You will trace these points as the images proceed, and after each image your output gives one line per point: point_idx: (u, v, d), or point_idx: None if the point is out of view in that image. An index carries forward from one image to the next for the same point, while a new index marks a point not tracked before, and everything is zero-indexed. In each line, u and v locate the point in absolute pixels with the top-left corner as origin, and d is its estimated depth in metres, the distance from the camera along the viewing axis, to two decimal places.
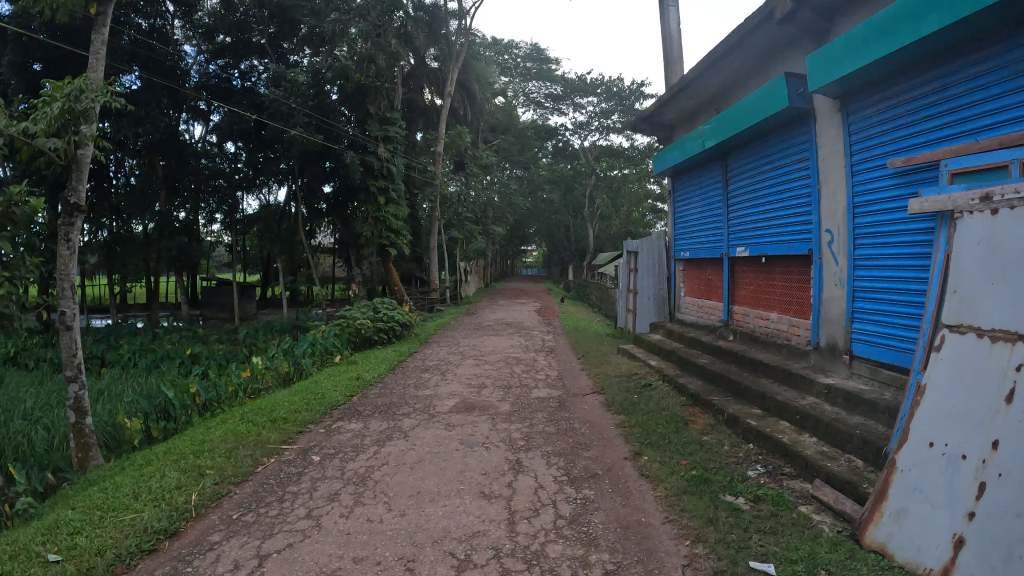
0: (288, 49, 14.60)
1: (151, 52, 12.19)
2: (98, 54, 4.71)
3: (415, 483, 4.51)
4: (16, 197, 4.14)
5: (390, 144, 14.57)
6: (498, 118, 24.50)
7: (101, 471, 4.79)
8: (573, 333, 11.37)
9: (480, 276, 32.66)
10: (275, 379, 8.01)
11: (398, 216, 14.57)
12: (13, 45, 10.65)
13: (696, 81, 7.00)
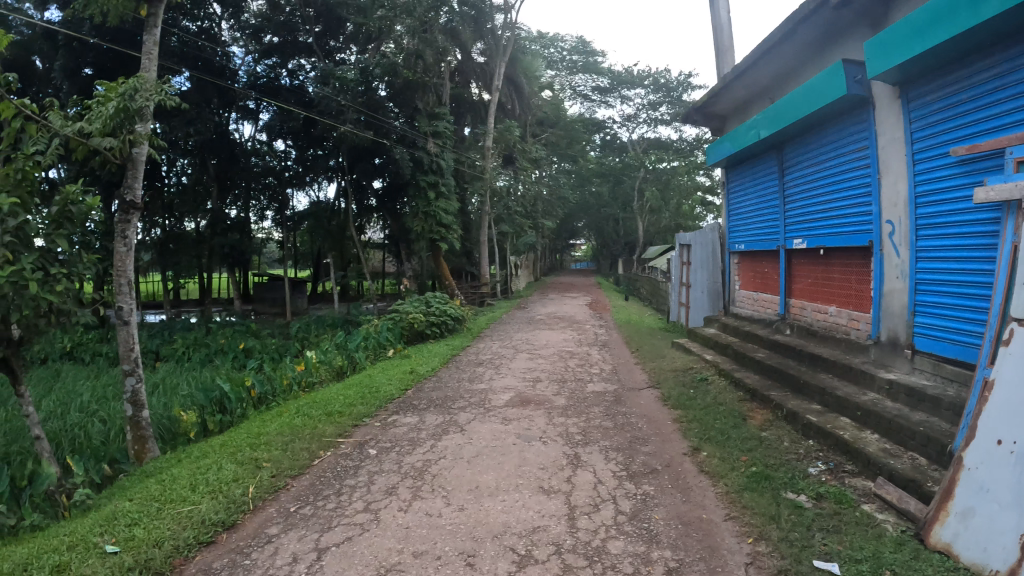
0: (335, 48, 14.74)
1: (201, 53, 12.43)
2: (150, 55, 4.78)
3: (473, 477, 4.49)
4: (73, 196, 4.29)
5: (439, 139, 14.60)
6: (548, 112, 24.40)
7: (159, 463, 4.92)
8: (625, 327, 11.24)
9: (529, 271, 32.56)
10: (329, 373, 8.12)
11: (448, 210, 14.55)
12: (64, 49, 10.92)
13: (748, 70, 6.82)
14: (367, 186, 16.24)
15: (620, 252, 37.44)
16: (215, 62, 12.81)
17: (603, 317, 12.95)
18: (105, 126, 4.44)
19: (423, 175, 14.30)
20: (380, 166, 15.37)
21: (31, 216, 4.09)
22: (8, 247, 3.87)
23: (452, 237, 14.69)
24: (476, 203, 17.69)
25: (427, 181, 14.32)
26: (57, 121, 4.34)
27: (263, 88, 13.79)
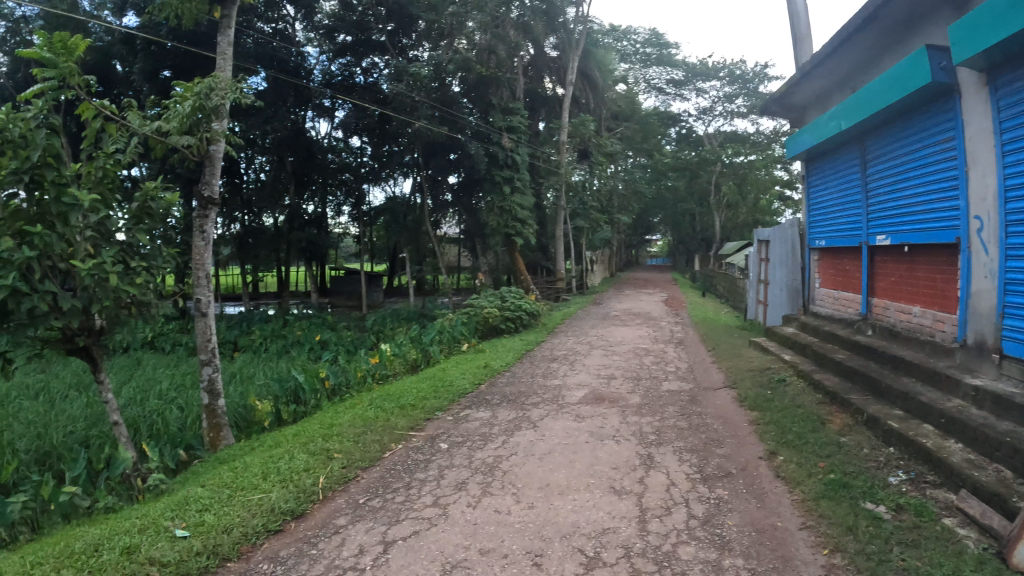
0: (408, 45, 14.15)
1: (275, 52, 12.83)
2: (225, 54, 4.95)
3: (544, 475, 4.46)
4: (152, 193, 4.52)
5: (515, 134, 14.62)
6: (623, 106, 24.06)
7: (232, 451, 5.12)
8: (702, 325, 10.95)
9: (605, 267, 32.21)
10: (403, 366, 8.25)
11: (524, 205, 14.53)
12: (143, 52, 11.43)
13: (827, 59, 6.51)
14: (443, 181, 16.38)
15: (697, 248, 36.65)
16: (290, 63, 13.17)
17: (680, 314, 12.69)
18: (182, 125, 4.66)
19: (498, 170, 14.38)
20: (454, 162, 15.45)
21: (113, 213, 4.34)
22: (89, 241, 4.14)
23: (528, 232, 14.65)
24: (552, 198, 17.59)
25: (502, 176, 14.38)
26: (136, 121, 4.59)
27: (337, 86, 14.16)
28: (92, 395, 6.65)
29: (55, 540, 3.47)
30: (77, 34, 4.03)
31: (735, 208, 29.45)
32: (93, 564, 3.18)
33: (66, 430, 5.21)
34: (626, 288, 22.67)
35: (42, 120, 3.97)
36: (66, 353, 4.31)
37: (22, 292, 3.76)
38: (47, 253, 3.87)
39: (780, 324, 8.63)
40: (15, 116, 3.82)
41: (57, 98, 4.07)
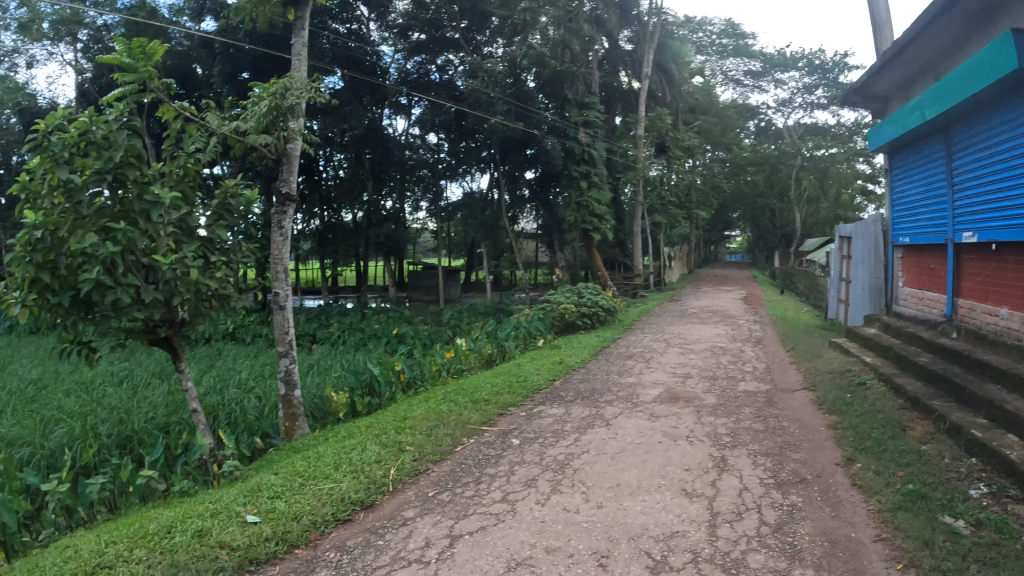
0: (483, 41, 14.32)
1: (352, 52, 13.16)
2: (300, 55, 5.16)
3: (615, 475, 4.42)
4: (232, 190, 4.73)
5: (591, 129, 14.47)
6: (701, 99, 23.39)
7: (306, 441, 5.32)
8: (781, 324, 10.62)
9: (683, 264, 31.61)
10: (479, 360, 8.32)
11: (602, 200, 14.41)
12: (222, 55, 11.78)
13: (909, 46, 6.18)
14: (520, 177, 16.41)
15: (777, 244, 35.56)
16: (366, 62, 13.47)
17: (759, 313, 12.33)
18: (259, 124, 4.94)
19: (575, 165, 14.21)
20: (531, 157, 15.31)
21: (194, 210, 4.59)
22: (171, 237, 4.36)
23: (605, 228, 14.51)
24: (630, 192, 17.40)
25: (580, 171, 14.26)
26: (215, 122, 4.87)
27: (413, 84, 14.43)
28: (175, 383, 6.97)
29: (132, 521, 3.66)
30: (154, 39, 4.24)
31: (818, 202, 29.06)
32: (165, 545, 3.32)
33: (148, 415, 5.51)
34: (704, 284, 22.20)
35: (125, 120, 4.19)
36: (150, 343, 4.55)
37: (106, 286, 4.02)
38: (130, 248, 4.12)
39: (861, 324, 8.27)
40: (97, 117, 4.02)
41: (138, 100, 4.33)
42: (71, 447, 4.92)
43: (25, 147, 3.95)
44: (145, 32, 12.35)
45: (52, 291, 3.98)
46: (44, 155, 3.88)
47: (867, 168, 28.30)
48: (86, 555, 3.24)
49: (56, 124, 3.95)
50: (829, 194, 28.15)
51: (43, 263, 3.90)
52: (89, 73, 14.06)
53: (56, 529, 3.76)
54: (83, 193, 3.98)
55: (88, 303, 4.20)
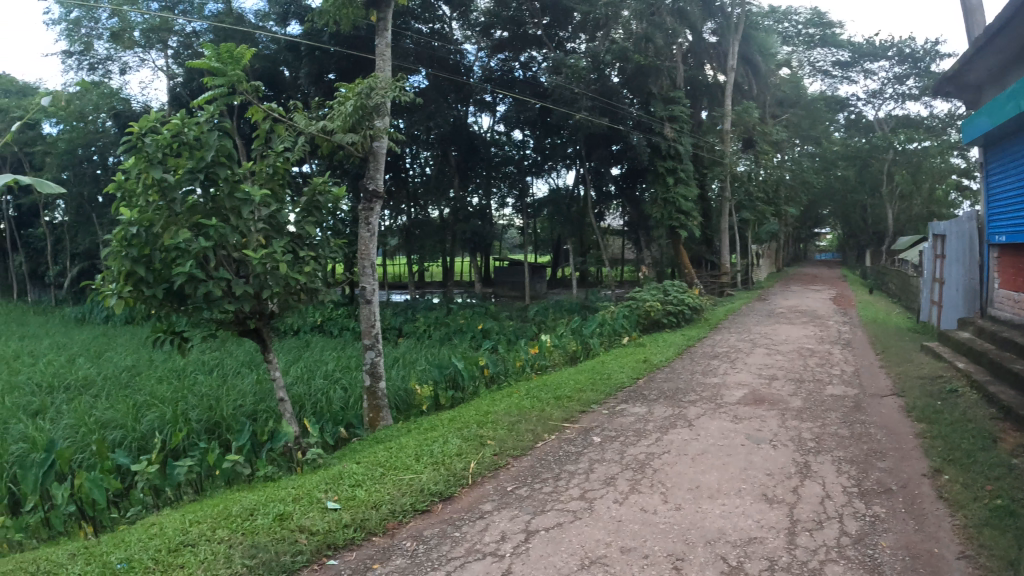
0: (565, 38, 14.41)
1: (435, 51, 13.39)
2: (383, 56, 5.37)
3: (695, 476, 4.35)
4: (320, 188, 4.91)
5: (677, 124, 14.16)
6: (788, 91, 22.48)
7: (389, 431, 5.48)
8: (873, 325, 10.17)
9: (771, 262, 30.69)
10: (563, 357, 8.32)
11: (688, 196, 14.22)
12: (307, 58, 12.14)
13: (1005, 29, 5.77)
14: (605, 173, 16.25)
15: (869, 242, 34.06)
16: (449, 60, 13.66)
17: (850, 313, 11.84)
18: (346, 123, 5.11)
19: (662, 161, 14.11)
20: (618, 153, 15.17)
21: (284, 207, 4.79)
22: (261, 233, 4.57)
23: (692, 225, 14.28)
24: (717, 189, 17.00)
25: (666, 167, 14.10)
26: (302, 122, 5.09)
27: (497, 81, 14.51)
28: (264, 372, 7.29)
29: (218, 502, 3.85)
30: (241, 44, 4.47)
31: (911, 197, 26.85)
32: (247, 526, 3.48)
33: (237, 402, 5.80)
34: (793, 283, 21.46)
35: (215, 122, 4.42)
36: (240, 333, 4.78)
37: (199, 279, 4.25)
38: (222, 244, 4.34)
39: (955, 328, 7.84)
40: (189, 119, 4.27)
41: (227, 103, 4.58)
42: (161, 430, 5.25)
43: (122, 149, 4.23)
44: (231, 38, 13.10)
45: (146, 283, 4.24)
46: (139, 156, 4.11)
47: (962, 163, 26.53)
48: (170, 533, 3.41)
49: (150, 127, 4.20)
50: (923, 188, 25.91)
51: (139, 257, 4.16)
52: (181, 78, 14.82)
53: (143, 506, 4.03)
54: (177, 191, 4.25)
55: (181, 296, 4.45)
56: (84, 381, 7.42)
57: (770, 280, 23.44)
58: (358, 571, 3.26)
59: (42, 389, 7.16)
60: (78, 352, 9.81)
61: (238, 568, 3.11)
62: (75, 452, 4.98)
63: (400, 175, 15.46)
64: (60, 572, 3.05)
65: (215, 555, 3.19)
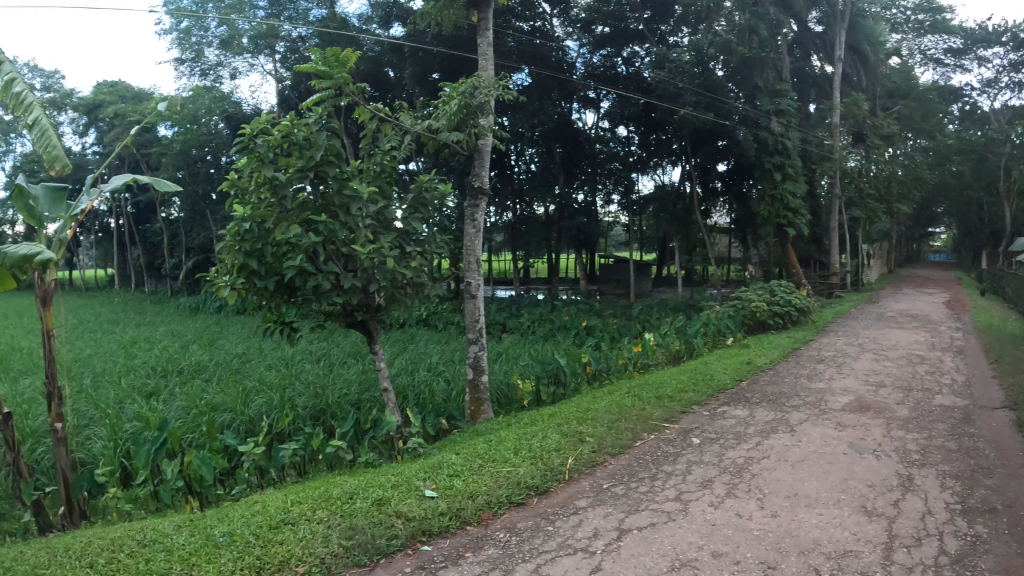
0: (667, 32, 14.07)
1: (537, 49, 13.50)
2: (485, 55, 5.53)
3: (793, 484, 4.19)
4: (426, 184, 5.06)
5: (784, 118, 13.49)
6: (898, 83, 20.83)
7: (490, 425, 5.57)
8: (989, 332, 9.50)
9: (882, 263, 29.11)
10: (667, 356, 8.18)
11: (796, 193, 13.67)
12: (412, 58, 12.45)
13: None
14: (711, 170, 15.82)
15: (989, 242, 31.73)
16: (552, 58, 13.73)
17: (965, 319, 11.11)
18: (450, 122, 5.25)
19: (769, 157, 13.47)
20: (723, 149, 14.51)
21: (392, 203, 4.95)
22: (369, 229, 4.75)
23: (801, 223, 13.80)
24: (827, 186, 16.25)
25: (773, 163, 13.51)
26: (408, 121, 5.28)
27: (601, 78, 14.36)
28: (369, 363, 7.56)
29: (320, 485, 4.04)
30: (346, 47, 4.75)
31: None
32: (347, 509, 3.64)
33: (342, 391, 6.06)
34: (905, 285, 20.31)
35: (323, 123, 4.67)
36: (348, 325, 5.00)
37: (309, 272, 4.46)
38: (331, 239, 4.56)
39: None
40: (299, 120, 4.54)
41: (335, 104, 4.84)
42: (268, 415, 5.55)
43: (235, 149, 4.55)
44: (338, 41, 13.62)
45: (259, 276, 4.50)
46: (252, 156, 4.44)
47: None
48: (273, 511, 3.61)
49: (262, 129, 4.49)
50: None
51: (251, 251, 4.42)
52: (288, 81, 15.48)
53: (247, 485, 4.32)
54: (288, 188, 4.51)
55: (291, 288, 4.68)
56: (196, 367, 7.92)
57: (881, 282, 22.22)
58: (450, 558, 3.34)
59: (158, 372, 7.68)
60: (194, 339, 10.47)
61: (334, 548, 3.26)
62: (187, 432, 5.34)
63: (506, 172, 15.60)
64: (168, 541, 3.28)
65: (314, 535, 3.35)
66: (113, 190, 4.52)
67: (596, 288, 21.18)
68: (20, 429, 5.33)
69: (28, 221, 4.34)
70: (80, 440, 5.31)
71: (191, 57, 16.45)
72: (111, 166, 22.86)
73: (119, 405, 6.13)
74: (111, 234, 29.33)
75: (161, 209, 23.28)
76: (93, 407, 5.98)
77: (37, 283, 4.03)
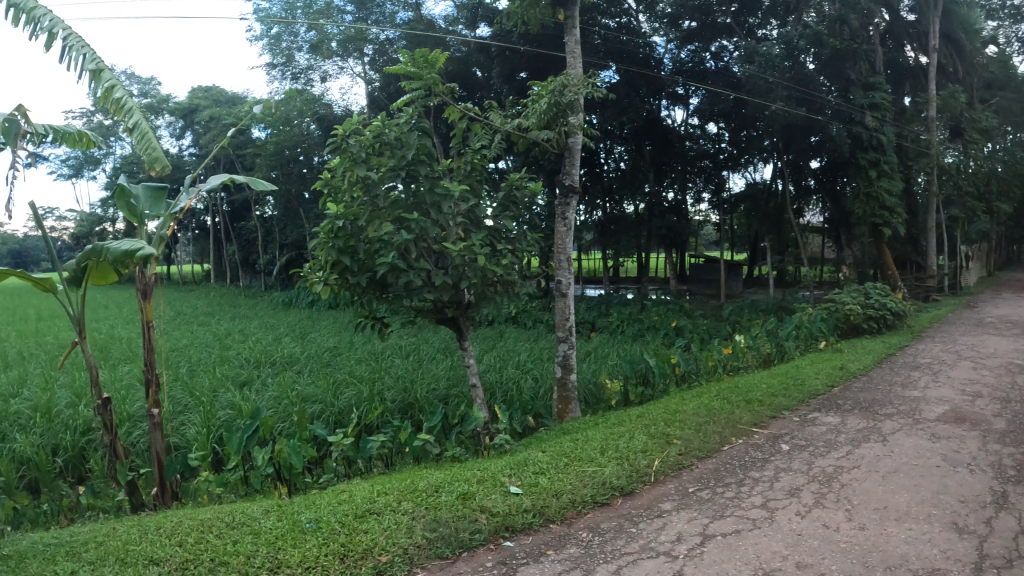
0: (755, 24, 13.89)
1: (624, 46, 13.31)
2: (573, 53, 5.53)
3: (883, 496, 4.00)
4: (517, 183, 5.09)
5: (879, 112, 12.76)
6: (999, 73, 19.57)
7: (577, 424, 5.56)
8: None
9: (986, 264, 27.48)
10: (757, 359, 7.95)
11: (893, 190, 12.93)
12: (500, 58, 12.60)
13: None
14: (804, 167, 15.28)
15: None
16: (639, 54, 13.45)
17: None
18: (540, 120, 5.27)
19: (864, 153, 12.85)
20: (816, 145, 14.04)
21: (482, 202, 5.02)
22: (460, 227, 4.85)
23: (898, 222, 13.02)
24: (923, 183, 15.46)
25: (868, 160, 12.84)
26: (498, 121, 5.36)
27: (689, 73, 14.18)
28: (457, 359, 7.68)
29: (407, 477, 4.14)
30: (434, 48, 4.86)
31: None
32: (432, 502, 3.71)
33: (430, 386, 6.18)
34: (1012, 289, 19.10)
35: (415, 123, 4.79)
36: (439, 321, 5.10)
37: (400, 269, 4.57)
38: (422, 236, 4.66)
39: None
40: (390, 121, 4.64)
41: (425, 104, 4.94)
42: (357, 407, 5.73)
43: (329, 149, 4.70)
44: (425, 43, 13.85)
45: (351, 272, 4.66)
46: (345, 156, 4.58)
47: None
48: (359, 500, 3.72)
49: (354, 129, 4.63)
50: None
51: (345, 248, 4.60)
52: (377, 83, 15.85)
53: (335, 474, 4.48)
54: (380, 187, 4.63)
55: (383, 284, 4.81)
56: (289, 358, 8.23)
57: (981, 285, 21.02)
58: (531, 555, 3.36)
59: (253, 363, 8.03)
60: (285, 333, 10.87)
61: (418, 539, 3.34)
62: (280, 420, 5.56)
63: (595, 170, 15.52)
64: (256, 525, 3.42)
65: (398, 525, 3.44)
66: (211, 189, 4.76)
67: (685, 288, 20.83)
68: (118, 414, 5.65)
69: (130, 219, 4.63)
70: (176, 424, 5.62)
71: (283, 61, 17.06)
72: (208, 167, 24.02)
73: (214, 393, 6.45)
74: (208, 232, 30.79)
75: (256, 208, 24.23)
76: (190, 395, 6.30)
77: (139, 277, 4.34)
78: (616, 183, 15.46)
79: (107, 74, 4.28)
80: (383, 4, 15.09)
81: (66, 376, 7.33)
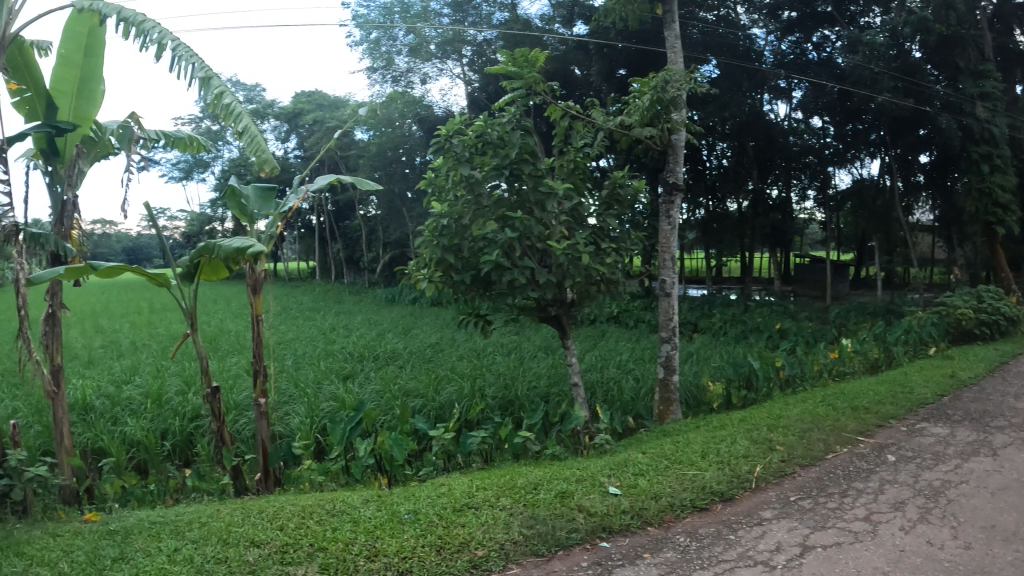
0: (857, 11, 13.26)
1: (723, 38, 12.96)
2: (674, 49, 5.43)
3: (993, 514, 3.76)
4: (620, 181, 5.05)
5: (990, 102, 11.90)
6: None
7: (678, 426, 5.47)
8: None
9: None
10: (863, 364, 7.61)
11: (1007, 186, 11.95)
12: (598, 55, 12.52)
13: None
14: (914, 161, 14.48)
15: None
16: (739, 46, 13.19)
17: None
18: (642, 118, 5.19)
19: (975, 146, 12.00)
20: (925, 138, 13.40)
21: (585, 200, 5.03)
22: (564, 225, 4.88)
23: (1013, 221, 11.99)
24: None
25: (979, 153, 11.98)
26: (601, 119, 5.35)
27: (791, 66, 13.57)
28: (558, 357, 7.70)
29: (505, 473, 4.17)
30: (534, 47, 4.89)
31: None
32: (530, 498, 3.74)
33: (530, 384, 6.21)
34: None
35: (517, 121, 4.78)
36: (541, 319, 5.13)
37: (504, 267, 4.62)
38: (526, 235, 4.69)
39: None
40: (493, 120, 4.70)
41: (526, 103, 4.95)
42: (457, 402, 5.82)
43: (433, 150, 4.83)
44: (522, 41, 13.93)
45: (455, 270, 4.75)
46: (449, 155, 4.70)
47: None
48: (458, 494, 3.78)
49: (457, 129, 4.74)
50: None
51: (449, 246, 4.69)
52: (477, 83, 16.10)
53: (435, 468, 4.58)
54: (484, 185, 4.69)
55: (486, 282, 4.89)
56: (390, 353, 8.45)
57: None
58: (628, 557, 3.33)
59: (356, 357, 8.29)
60: (386, 328, 11.18)
61: (514, 535, 3.37)
62: (381, 413, 5.71)
63: (698, 168, 15.29)
64: (356, 514, 3.54)
65: (495, 521, 3.47)
66: (318, 189, 4.94)
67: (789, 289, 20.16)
68: (225, 403, 5.95)
69: (241, 216, 4.87)
70: (281, 414, 5.86)
71: (383, 65, 17.40)
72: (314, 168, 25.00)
73: (318, 385, 6.69)
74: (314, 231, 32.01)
75: (359, 208, 24.97)
76: (294, 386, 6.57)
77: (250, 272, 4.54)
78: (719, 182, 15.14)
79: (215, 81, 4.43)
80: (479, 6, 15.30)
81: (177, 366, 7.77)
